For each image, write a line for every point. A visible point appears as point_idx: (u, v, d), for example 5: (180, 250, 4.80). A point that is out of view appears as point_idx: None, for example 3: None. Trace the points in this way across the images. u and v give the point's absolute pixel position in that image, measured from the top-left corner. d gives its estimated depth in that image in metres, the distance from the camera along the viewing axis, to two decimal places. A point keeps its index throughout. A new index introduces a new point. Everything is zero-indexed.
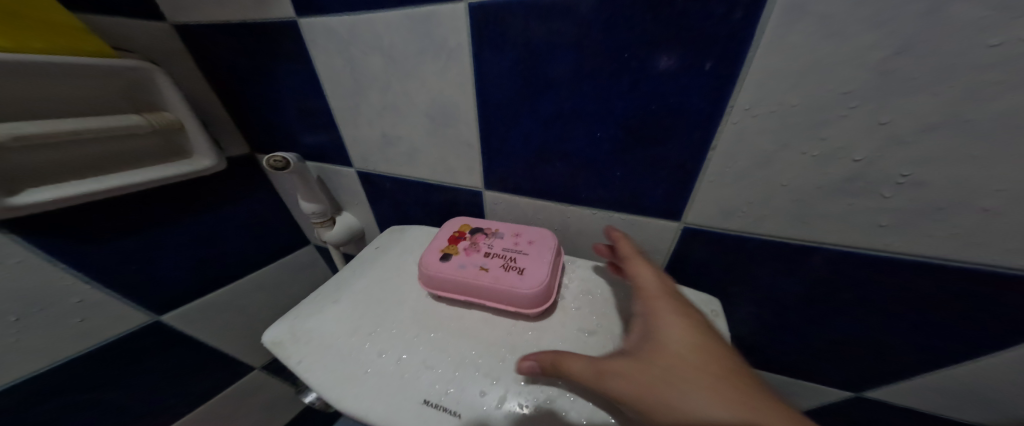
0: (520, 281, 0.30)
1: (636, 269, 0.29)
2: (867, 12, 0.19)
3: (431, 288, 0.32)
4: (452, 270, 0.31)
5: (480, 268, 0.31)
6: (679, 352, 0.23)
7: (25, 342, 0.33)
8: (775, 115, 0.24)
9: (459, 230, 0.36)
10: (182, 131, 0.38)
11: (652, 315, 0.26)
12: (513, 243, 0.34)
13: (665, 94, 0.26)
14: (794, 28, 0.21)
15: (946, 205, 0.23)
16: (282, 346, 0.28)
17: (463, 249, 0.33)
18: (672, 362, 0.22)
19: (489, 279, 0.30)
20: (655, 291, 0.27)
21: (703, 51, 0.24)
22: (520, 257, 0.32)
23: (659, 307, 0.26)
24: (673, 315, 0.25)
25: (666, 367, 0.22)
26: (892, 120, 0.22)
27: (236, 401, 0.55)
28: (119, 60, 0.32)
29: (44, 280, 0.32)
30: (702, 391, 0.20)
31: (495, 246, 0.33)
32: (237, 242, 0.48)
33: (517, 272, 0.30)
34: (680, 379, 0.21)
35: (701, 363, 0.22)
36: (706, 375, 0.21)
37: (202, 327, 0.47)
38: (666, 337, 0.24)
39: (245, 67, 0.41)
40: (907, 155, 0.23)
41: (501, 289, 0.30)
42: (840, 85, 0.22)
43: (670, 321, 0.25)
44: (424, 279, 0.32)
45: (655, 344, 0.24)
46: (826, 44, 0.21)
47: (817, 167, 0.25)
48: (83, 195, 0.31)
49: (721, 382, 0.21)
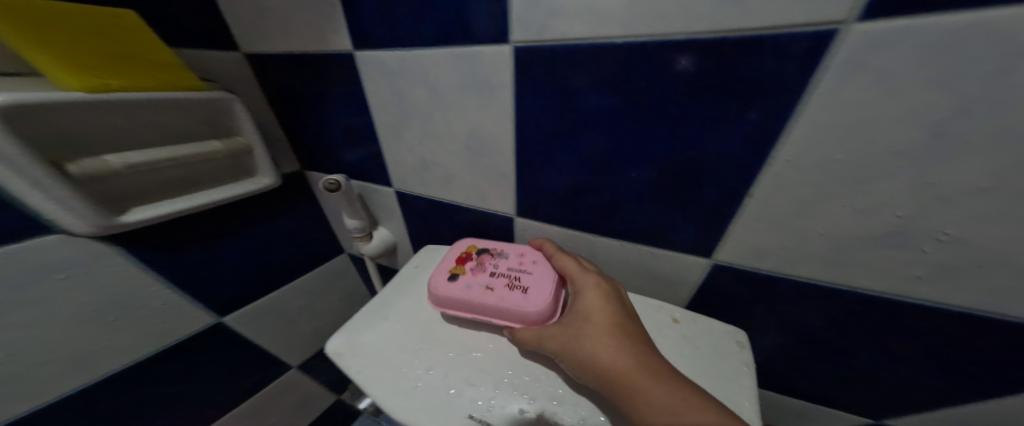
0: (524, 301, 0.32)
1: (562, 259, 0.34)
2: (929, 73, 0.19)
3: (440, 306, 0.34)
4: (458, 290, 0.34)
5: (486, 287, 0.34)
6: (589, 316, 0.30)
7: (121, 339, 0.37)
8: (816, 167, 0.25)
9: (466, 251, 0.38)
10: (250, 154, 0.42)
11: (577, 291, 0.32)
12: (518, 262, 0.36)
13: (704, 140, 0.27)
14: (848, 83, 0.21)
15: (988, 263, 0.24)
16: (342, 357, 0.31)
17: (470, 269, 0.36)
18: (583, 324, 0.29)
19: (494, 298, 0.32)
20: (578, 272, 0.33)
21: (747, 105, 0.25)
22: (525, 276, 0.34)
23: (581, 284, 0.32)
24: (591, 289, 0.31)
25: (579, 328, 0.29)
26: (940, 182, 0.22)
27: (276, 395, 0.59)
28: (207, 93, 0.35)
29: (138, 285, 0.36)
30: (599, 341, 0.28)
31: (501, 266, 0.36)
32: (286, 251, 0.52)
33: (521, 292, 0.33)
34: (587, 335, 0.29)
35: (604, 322, 0.29)
36: (604, 330, 0.28)
37: (253, 329, 0.51)
38: (584, 307, 0.31)
39: (304, 94, 0.45)
40: (953, 214, 0.23)
41: (507, 308, 0.32)
42: (890, 145, 0.22)
43: (588, 294, 0.31)
44: (433, 299, 0.34)
45: (576, 313, 0.30)
46: (878, 101, 0.21)
47: (857, 219, 0.26)
48: (173, 213, 0.34)
49: (616, 334, 0.28)
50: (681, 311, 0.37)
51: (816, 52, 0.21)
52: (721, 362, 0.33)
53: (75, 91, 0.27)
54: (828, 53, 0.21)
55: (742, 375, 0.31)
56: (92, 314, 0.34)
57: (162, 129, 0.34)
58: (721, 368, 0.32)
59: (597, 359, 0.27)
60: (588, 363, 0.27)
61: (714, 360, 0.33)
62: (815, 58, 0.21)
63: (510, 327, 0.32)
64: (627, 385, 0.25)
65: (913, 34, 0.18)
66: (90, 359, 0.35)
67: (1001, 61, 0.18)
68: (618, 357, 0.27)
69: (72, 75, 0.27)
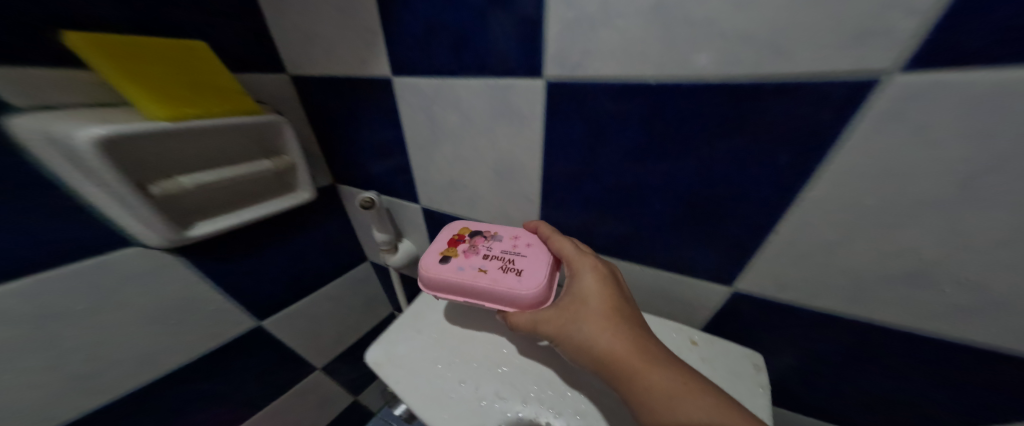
0: (517, 283, 0.34)
1: (557, 242, 0.36)
2: (961, 126, 0.21)
3: (433, 288, 0.37)
4: (452, 272, 0.36)
5: (479, 269, 0.36)
6: (585, 300, 0.32)
7: (180, 340, 0.40)
8: (840, 209, 0.26)
9: (459, 234, 0.41)
10: (293, 171, 0.45)
11: (574, 274, 0.34)
12: (511, 245, 0.38)
13: (730, 179, 0.29)
14: (882, 130, 0.23)
15: (1008, 308, 0.25)
16: (381, 367, 0.34)
17: (463, 251, 0.38)
18: (579, 309, 0.32)
19: (487, 280, 0.35)
20: (575, 255, 0.34)
21: (774, 149, 0.26)
22: (518, 259, 0.36)
23: (578, 266, 0.34)
24: (587, 272, 0.33)
25: (576, 313, 0.32)
26: (962, 230, 0.23)
27: (301, 395, 0.62)
28: (261, 116, 0.38)
29: (196, 292, 0.40)
30: (595, 326, 0.30)
31: (494, 248, 0.38)
32: (317, 259, 0.55)
33: (514, 274, 0.35)
34: (583, 320, 0.31)
35: (600, 306, 0.31)
36: (600, 315, 0.31)
37: (287, 332, 0.54)
38: (581, 291, 0.33)
39: (344, 116, 0.48)
40: (975, 261, 0.24)
41: (499, 289, 0.34)
42: (914, 194, 0.24)
43: (586, 277, 0.33)
44: (426, 280, 0.37)
45: (573, 297, 0.33)
46: (909, 147, 0.22)
47: (879, 259, 0.27)
48: (228, 227, 0.38)
49: (611, 318, 0.31)
50: (699, 333, 0.39)
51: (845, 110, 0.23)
52: (738, 384, 0.34)
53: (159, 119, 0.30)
54: (865, 102, 0.22)
55: (758, 396, 0.33)
56: (156, 317, 0.37)
57: (221, 150, 0.37)
58: (737, 389, 0.34)
59: (593, 344, 0.30)
60: (585, 346, 0.30)
61: (730, 382, 0.34)
62: (845, 114, 0.23)
63: (504, 308, 0.34)
64: (624, 369, 0.28)
65: (948, 89, 0.20)
66: (154, 359, 0.39)
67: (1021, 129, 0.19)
68: (614, 341, 0.29)
69: (159, 105, 0.30)
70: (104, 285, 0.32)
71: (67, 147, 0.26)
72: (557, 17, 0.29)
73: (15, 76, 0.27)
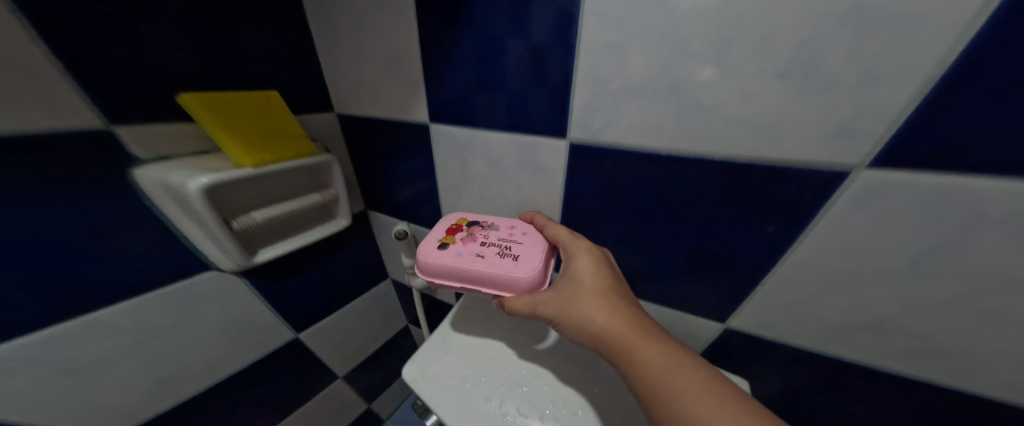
0: (514, 266, 0.37)
1: (553, 230, 0.40)
2: (906, 218, 0.26)
3: (432, 273, 0.39)
4: (450, 258, 0.39)
5: (477, 255, 0.39)
6: (581, 281, 0.36)
7: (235, 349, 0.46)
8: (814, 270, 0.32)
9: (456, 224, 0.44)
10: (337, 202, 0.51)
11: (570, 256, 0.37)
12: (508, 234, 0.42)
13: (723, 237, 0.35)
14: (850, 214, 0.28)
15: (950, 358, 0.30)
16: (417, 383, 0.39)
17: (461, 239, 0.41)
18: (578, 291, 0.36)
19: (485, 263, 0.38)
20: (570, 240, 0.38)
21: (759, 218, 0.32)
22: (514, 246, 0.40)
23: (573, 250, 0.38)
24: (582, 255, 0.37)
25: (574, 294, 0.36)
26: (911, 296, 0.29)
27: (323, 403, 0.66)
28: (315, 157, 0.45)
29: (252, 308, 0.46)
30: (593, 306, 0.35)
31: (491, 237, 0.41)
32: (348, 277, 0.60)
33: (511, 259, 0.38)
34: (582, 300, 0.35)
35: (596, 287, 0.35)
36: (596, 294, 0.35)
37: (317, 344, 0.59)
38: (577, 273, 0.36)
39: (383, 153, 0.55)
40: (922, 320, 0.29)
41: (497, 271, 0.37)
42: (872, 265, 0.29)
43: (581, 259, 0.37)
44: (424, 266, 0.39)
45: (570, 278, 0.36)
46: (872, 229, 0.28)
47: (846, 312, 0.32)
48: (284, 252, 0.44)
49: (606, 297, 0.35)
50: None
51: (817, 198, 0.29)
52: None
53: (247, 168, 0.38)
54: (839, 188, 0.28)
55: None
56: (221, 330, 0.44)
57: (281, 186, 0.44)
58: None
59: (594, 322, 0.34)
60: (585, 323, 0.35)
61: None
62: (818, 200, 0.29)
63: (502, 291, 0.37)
64: (622, 345, 0.33)
65: (903, 186, 0.26)
66: (214, 365, 0.45)
67: (943, 225, 0.25)
68: (611, 319, 0.34)
69: (246, 155, 0.37)
70: (189, 303, 0.40)
71: (178, 193, 0.33)
72: (583, 92, 0.35)
73: (138, 131, 0.33)
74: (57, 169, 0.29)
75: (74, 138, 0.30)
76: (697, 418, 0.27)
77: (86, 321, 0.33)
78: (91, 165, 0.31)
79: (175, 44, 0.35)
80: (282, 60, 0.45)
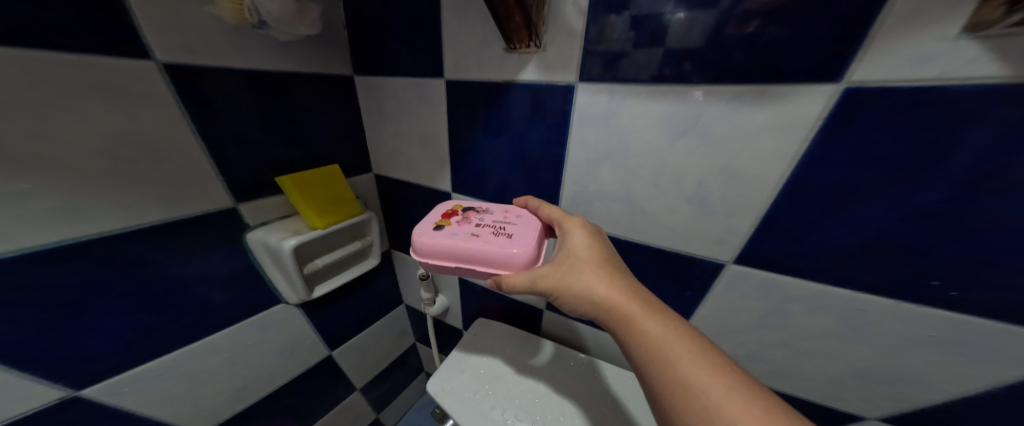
0: (504, 241, 0.46)
1: (546, 210, 0.50)
2: (759, 294, 0.44)
3: (432, 254, 0.48)
4: (446, 236, 0.48)
5: (471, 234, 0.49)
6: (579, 253, 0.44)
7: (288, 362, 0.60)
8: (715, 320, 0.49)
9: (454, 209, 0.54)
10: (371, 245, 0.64)
11: (568, 233, 0.46)
12: (501, 216, 0.52)
13: (659, 293, 0.52)
14: (728, 288, 0.46)
15: (798, 378, 0.47)
16: (439, 394, 0.53)
17: (456, 221, 0.51)
18: (578, 263, 0.43)
19: (478, 241, 0.47)
20: (563, 218, 0.48)
21: (680, 284, 0.49)
22: (506, 226, 0.50)
23: (569, 226, 0.46)
24: (578, 232, 0.46)
25: (574, 265, 0.43)
26: (766, 338, 0.46)
27: (344, 411, 0.77)
28: (361, 215, 0.59)
29: (301, 329, 0.60)
30: (591, 276, 0.42)
31: (485, 219, 0.52)
32: (373, 304, 0.73)
33: (503, 236, 0.47)
34: (581, 271, 0.43)
35: (593, 259, 0.43)
36: (593, 264, 0.43)
37: (344, 360, 0.71)
38: (575, 248, 0.44)
39: (412, 207, 0.69)
40: (775, 353, 0.47)
41: (489, 247, 0.46)
42: (743, 319, 0.47)
43: (577, 235, 0.45)
44: (416, 244, 0.48)
45: (569, 253, 0.44)
46: (741, 298, 0.45)
47: (736, 346, 0.50)
48: (331, 287, 0.57)
49: (601, 268, 0.42)
50: None
51: (710, 277, 0.46)
52: None
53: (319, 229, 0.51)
54: (720, 274, 0.45)
55: None
56: (281, 347, 0.58)
57: (334, 238, 0.57)
58: None
59: (593, 291, 0.41)
60: (585, 290, 0.42)
61: None
62: (710, 278, 0.46)
63: (494, 265, 0.46)
64: (618, 309, 0.40)
65: (752, 276, 0.43)
66: (274, 374, 0.59)
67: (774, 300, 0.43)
68: (607, 288, 0.41)
69: (320, 220, 0.51)
70: (263, 327, 0.54)
71: (274, 249, 0.48)
72: (569, 188, 0.52)
73: (251, 206, 0.49)
74: (197, 238, 0.44)
75: (217, 216, 0.46)
76: (680, 369, 0.35)
77: (204, 342, 0.48)
78: (223, 237, 0.47)
79: (270, 141, 0.50)
80: (343, 143, 0.62)
